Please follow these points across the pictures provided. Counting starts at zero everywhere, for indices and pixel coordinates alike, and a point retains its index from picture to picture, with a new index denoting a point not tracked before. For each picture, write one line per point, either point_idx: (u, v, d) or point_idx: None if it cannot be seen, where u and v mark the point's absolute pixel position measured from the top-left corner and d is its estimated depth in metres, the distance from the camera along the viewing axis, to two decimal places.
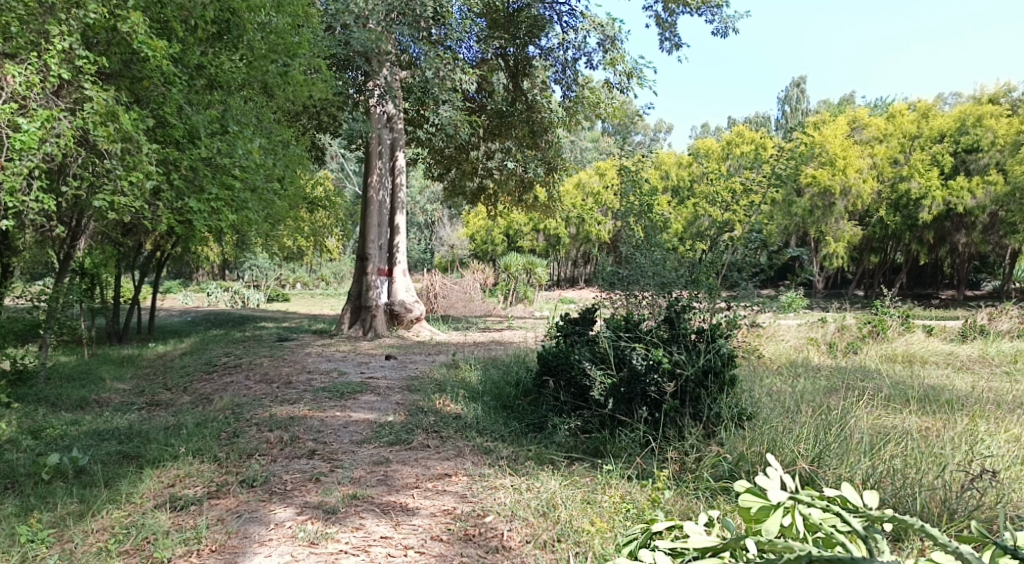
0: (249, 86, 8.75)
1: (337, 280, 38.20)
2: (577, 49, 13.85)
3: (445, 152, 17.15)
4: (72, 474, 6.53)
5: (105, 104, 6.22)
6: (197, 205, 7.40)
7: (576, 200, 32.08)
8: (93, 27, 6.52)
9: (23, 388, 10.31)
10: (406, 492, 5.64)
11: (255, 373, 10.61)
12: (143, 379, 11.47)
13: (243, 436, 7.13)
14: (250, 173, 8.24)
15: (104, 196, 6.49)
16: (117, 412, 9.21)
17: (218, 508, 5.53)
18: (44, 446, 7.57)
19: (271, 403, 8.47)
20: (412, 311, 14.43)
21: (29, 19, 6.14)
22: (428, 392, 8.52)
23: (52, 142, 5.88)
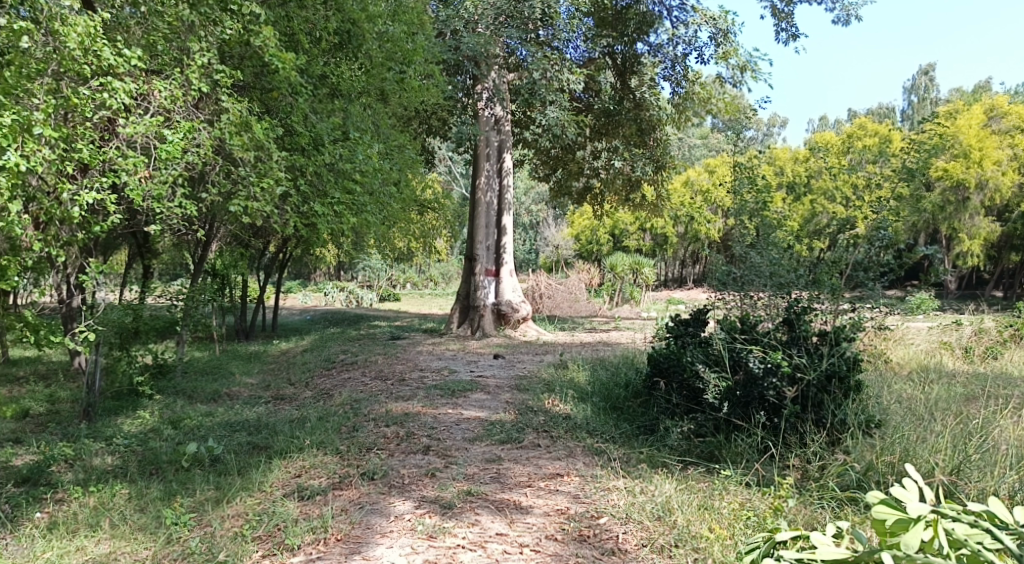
0: (368, 93, 9.08)
1: (445, 279, 38.93)
2: (688, 44, 13.61)
3: (551, 153, 17.16)
4: (208, 462, 6.99)
5: (240, 114, 6.60)
6: (320, 209, 7.76)
7: (684, 198, 31.32)
8: (229, 42, 6.95)
9: (163, 382, 11.11)
10: (519, 490, 5.70)
11: (370, 370, 11.00)
12: (268, 374, 12.06)
13: (361, 431, 7.41)
14: (370, 177, 8.47)
15: (239, 202, 6.87)
16: (246, 405, 9.75)
17: (342, 499, 5.76)
18: (182, 435, 8.13)
19: (386, 400, 8.74)
20: (519, 311, 14.49)
21: (173, 36, 6.58)
22: (538, 391, 8.57)
23: (194, 152, 6.23)
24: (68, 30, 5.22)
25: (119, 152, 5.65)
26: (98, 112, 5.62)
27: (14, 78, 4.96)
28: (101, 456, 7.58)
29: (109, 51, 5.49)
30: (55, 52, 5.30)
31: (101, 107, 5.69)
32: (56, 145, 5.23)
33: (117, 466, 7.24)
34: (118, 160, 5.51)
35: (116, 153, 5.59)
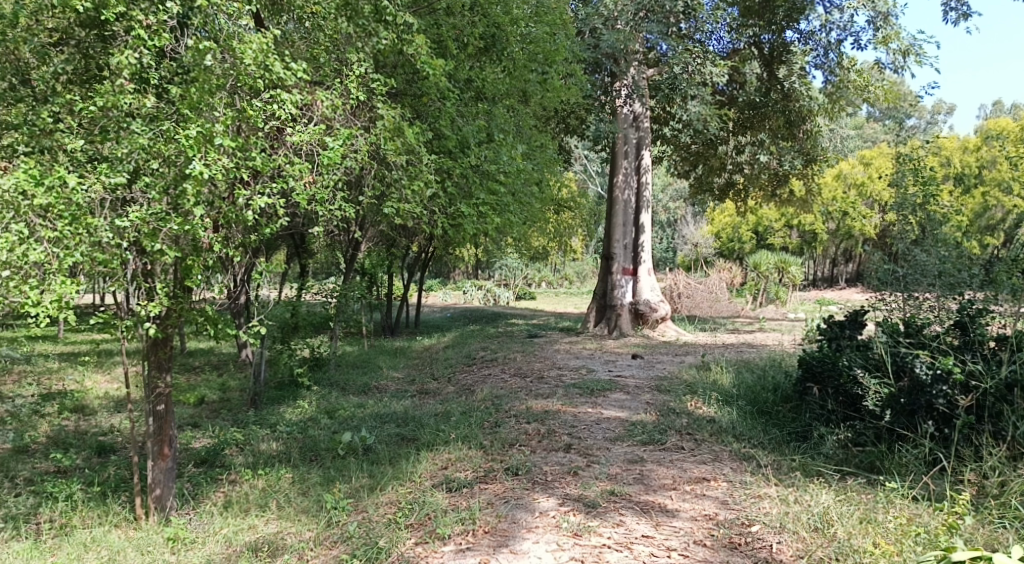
0: (511, 94, 9.26)
1: (580, 278, 38.88)
2: (843, 29, 12.93)
3: (692, 149, 16.77)
4: (361, 451, 7.36)
5: (393, 120, 6.85)
6: (467, 210, 7.97)
7: (836, 192, 29.46)
8: (383, 51, 7.29)
9: (318, 374, 11.77)
10: (664, 492, 5.62)
11: (510, 367, 11.17)
12: (413, 369, 12.51)
13: (504, 426, 7.54)
14: (513, 178, 8.66)
15: (393, 204, 7.17)
16: (394, 398, 10.17)
17: (488, 493, 5.89)
18: (337, 425, 8.59)
19: (527, 397, 8.86)
20: (657, 311, 14.26)
21: (333, 47, 6.94)
22: (680, 393, 8.40)
23: (352, 158, 6.52)
24: (244, 47, 5.64)
25: (286, 160, 6.02)
26: (268, 122, 6.02)
27: (198, 94, 5.49)
28: (267, 441, 8.16)
29: (280, 65, 5.84)
30: (232, 67, 5.73)
31: (271, 118, 6.09)
32: (234, 154, 5.68)
33: (281, 451, 7.77)
34: (286, 167, 5.88)
35: (283, 160, 5.96)
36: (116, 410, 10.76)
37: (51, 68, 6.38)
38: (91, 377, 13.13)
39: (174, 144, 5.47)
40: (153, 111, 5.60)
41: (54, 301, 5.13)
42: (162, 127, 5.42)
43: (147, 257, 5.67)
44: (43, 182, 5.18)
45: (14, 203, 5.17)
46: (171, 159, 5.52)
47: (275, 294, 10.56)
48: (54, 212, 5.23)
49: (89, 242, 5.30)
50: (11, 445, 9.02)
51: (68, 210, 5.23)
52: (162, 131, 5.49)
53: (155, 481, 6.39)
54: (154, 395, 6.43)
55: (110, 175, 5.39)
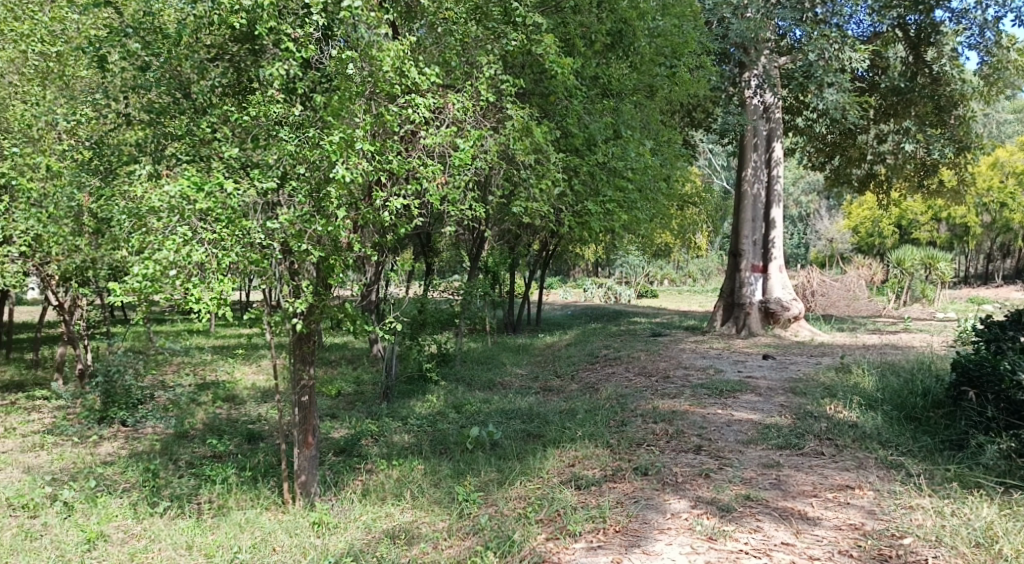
0: (638, 90, 9.18)
1: (705, 276, 37.93)
2: (1002, 5, 11.95)
3: (828, 139, 16.01)
4: (488, 446, 7.50)
5: (522, 121, 6.91)
6: (594, 207, 7.96)
7: (992, 182, 27.22)
8: (513, 52, 7.40)
9: (445, 370, 12.06)
10: (804, 499, 5.40)
11: (634, 365, 11.05)
12: (537, 366, 12.60)
13: (630, 425, 7.47)
14: (641, 174, 8.59)
15: (522, 203, 7.26)
16: (519, 394, 10.28)
17: (617, 492, 5.85)
18: (465, 420, 8.78)
19: (653, 396, 8.74)
20: (789, 309, 13.65)
21: (463, 51, 7.08)
22: (817, 395, 8.05)
23: (482, 158, 6.62)
24: (382, 54, 5.87)
25: (420, 162, 6.19)
26: (403, 126, 6.23)
27: (340, 101, 5.77)
28: (399, 433, 8.44)
29: (414, 70, 6.04)
30: (371, 74, 5.98)
31: (406, 122, 6.30)
32: (373, 158, 5.92)
33: (413, 443, 8.02)
34: (420, 169, 6.04)
35: (418, 163, 6.12)
36: (262, 399, 11.45)
37: (211, 82, 6.92)
38: (239, 368, 14.04)
39: (319, 149, 5.78)
40: (300, 120, 5.96)
41: (214, 298, 5.52)
42: (308, 134, 5.75)
43: (294, 256, 6.02)
44: (203, 188, 5.58)
45: (179, 208, 5.60)
46: (316, 164, 5.84)
47: (407, 289, 10.86)
48: (213, 216, 5.66)
49: (243, 243, 5.71)
50: (172, 430, 9.79)
51: (225, 213, 5.64)
52: (308, 138, 5.81)
53: (301, 468, 6.76)
54: (299, 386, 6.79)
55: (262, 181, 5.79)
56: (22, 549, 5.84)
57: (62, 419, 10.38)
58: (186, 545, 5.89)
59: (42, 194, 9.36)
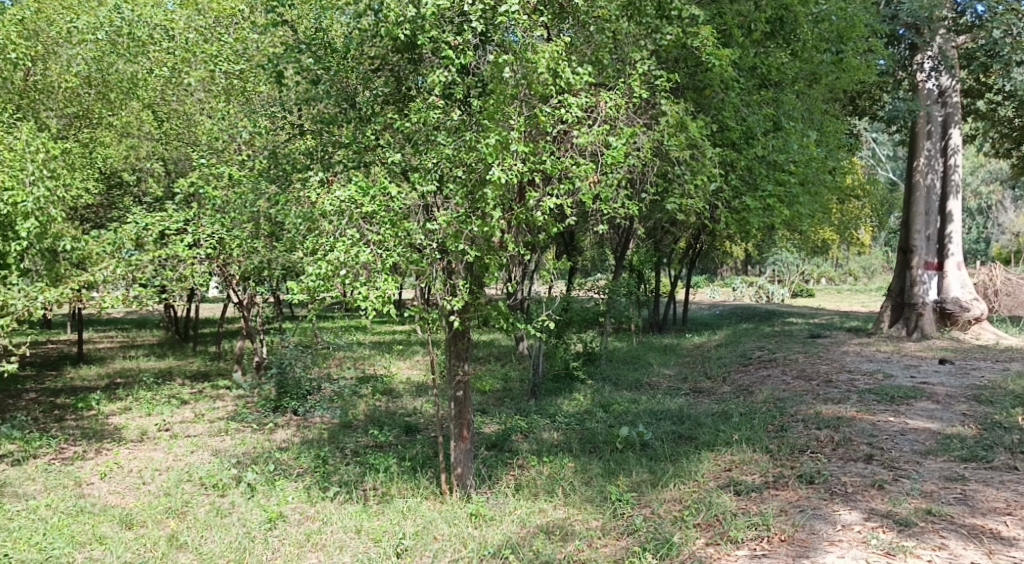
0: (800, 79, 8.78)
1: (868, 274, 35.69)
2: None
3: (1015, 123, 14.58)
4: (639, 446, 7.43)
5: (677, 116, 6.73)
6: (752, 203, 7.70)
7: None
8: (667, 47, 7.30)
9: (593, 369, 12.05)
10: (995, 517, 4.95)
11: (792, 368, 10.55)
12: (686, 367, 12.33)
13: (791, 430, 7.13)
14: (803, 167, 8.21)
15: (676, 200, 7.11)
16: (668, 395, 10.09)
17: (780, 499, 5.61)
18: (614, 419, 8.72)
19: (815, 401, 8.31)
20: (970, 310, 12.65)
21: (616, 48, 7.04)
22: (1005, 405, 7.35)
23: (635, 155, 6.50)
24: (538, 56, 5.90)
25: (573, 161, 6.15)
26: (555, 126, 6.21)
27: (495, 105, 5.88)
28: (549, 431, 8.53)
29: (569, 70, 6.06)
30: (525, 77, 6.05)
31: (559, 122, 6.32)
32: (528, 159, 6.01)
33: (562, 441, 8.07)
34: (573, 169, 6.00)
35: (571, 162, 6.11)
36: (418, 393, 11.91)
37: (374, 91, 7.33)
38: (395, 363, 14.68)
39: (474, 152, 6.02)
40: (457, 124, 6.21)
41: (379, 296, 5.78)
42: (465, 138, 6.00)
43: (452, 256, 6.22)
44: (369, 193, 5.91)
45: (348, 211, 5.97)
46: (473, 166, 6.03)
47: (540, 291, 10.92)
48: (378, 219, 5.98)
49: (405, 244, 5.98)
50: (338, 421, 10.38)
51: (388, 216, 5.95)
52: (464, 141, 6.07)
53: (458, 461, 6.96)
54: (454, 381, 6.99)
55: (423, 184, 6.04)
56: (214, 524, 6.38)
57: (242, 407, 11.29)
58: (355, 529, 6.23)
59: (226, 201, 10.21)
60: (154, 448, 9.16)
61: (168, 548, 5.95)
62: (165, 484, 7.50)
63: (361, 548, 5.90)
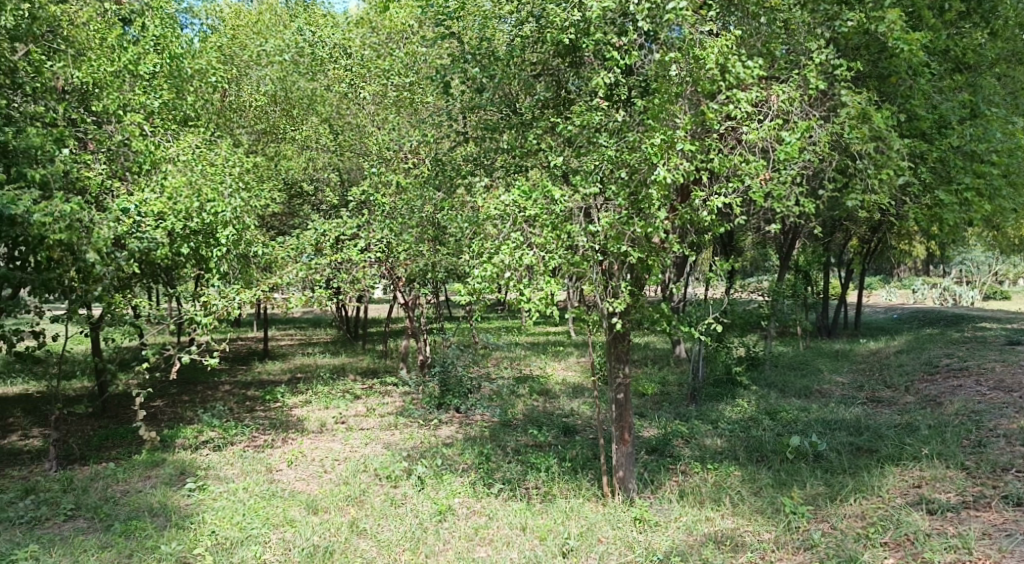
0: (1000, 61, 8.01)
1: None
2: None
3: None
4: (812, 457, 7.09)
5: (859, 106, 6.31)
6: (946, 197, 7.10)
7: None
8: (846, 34, 6.91)
9: (757, 374, 11.60)
10: None
11: (987, 378, 9.65)
12: (861, 374, 11.59)
13: (989, 447, 6.53)
14: (1006, 157, 7.48)
15: (857, 196, 6.67)
16: (843, 403, 9.53)
17: (981, 521, 5.27)
18: (782, 427, 8.35)
19: (1016, 415, 7.55)
20: None
21: (788, 38, 6.74)
22: None
23: (811, 150, 6.17)
24: (707, 51, 5.72)
25: (742, 158, 5.90)
26: (724, 123, 6.02)
27: (660, 104, 5.82)
28: (712, 437, 8.31)
29: (739, 65, 5.83)
30: (691, 73, 5.88)
31: (727, 119, 6.11)
32: (695, 157, 5.86)
33: (727, 448, 7.83)
34: (742, 166, 5.75)
35: (740, 159, 5.87)
36: (575, 394, 11.96)
37: (537, 96, 7.46)
38: (552, 364, 14.82)
39: (638, 152, 6.00)
40: (620, 125, 6.24)
41: (542, 298, 5.86)
42: (628, 139, 6.00)
43: (613, 257, 6.21)
44: (532, 196, 6.02)
45: (513, 215, 6.13)
46: (636, 166, 6.01)
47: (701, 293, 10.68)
48: (540, 222, 6.08)
49: (567, 246, 6.03)
50: (498, 419, 10.62)
51: (550, 219, 6.03)
52: (627, 142, 6.06)
53: (619, 464, 6.92)
54: (615, 384, 6.95)
55: (585, 186, 6.04)
56: (390, 513, 6.71)
57: (409, 403, 11.80)
58: (521, 526, 6.35)
59: (394, 208, 10.71)
60: (331, 439, 9.76)
61: (351, 533, 6.31)
62: (344, 473, 7.96)
63: (527, 544, 6.02)
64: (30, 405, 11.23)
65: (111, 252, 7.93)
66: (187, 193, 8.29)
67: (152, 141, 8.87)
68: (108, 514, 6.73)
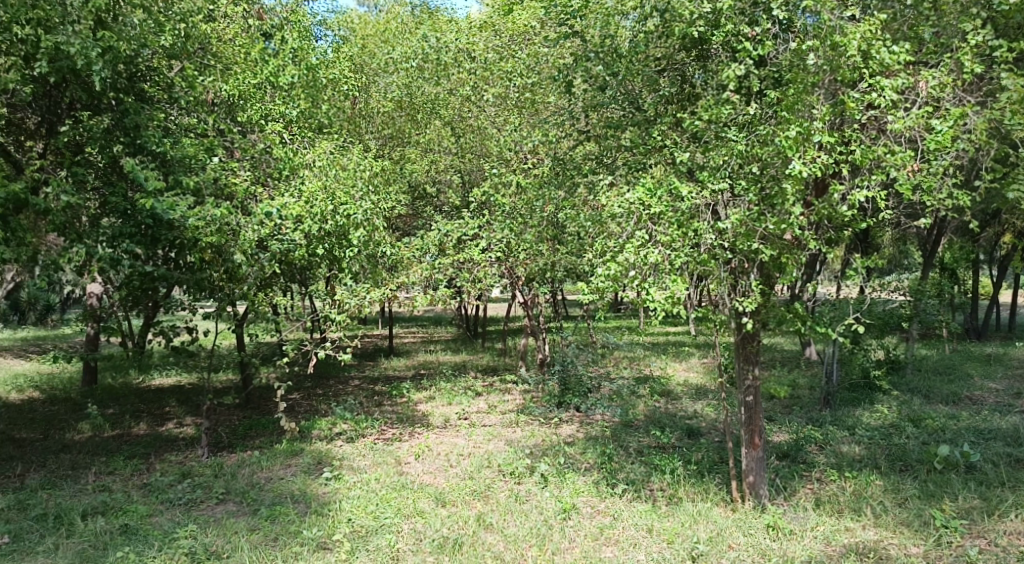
0: None
1: None
2: None
3: None
4: (963, 469, 6.71)
5: (1022, 90, 5.83)
6: None
7: None
8: (1006, 13, 6.39)
9: (898, 378, 10.96)
10: None
11: None
12: (1016, 380, 10.74)
13: None
14: None
15: (1018, 187, 6.15)
16: (997, 411, 8.87)
17: None
18: (928, 436, 7.90)
19: None
20: None
21: (939, 20, 6.31)
22: None
23: (965, 139, 5.74)
24: (848, 38, 5.45)
25: (887, 149, 5.55)
26: (866, 113, 5.69)
27: (795, 95, 5.58)
28: (849, 444, 7.93)
29: (885, 50, 5.50)
30: (830, 62, 5.63)
31: (870, 108, 5.79)
32: (835, 149, 5.58)
33: (866, 456, 7.47)
34: (887, 157, 5.41)
35: (885, 150, 5.53)
36: (698, 396, 11.69)
37: (661, 92, 7.33)
38: (673, 365, 14.55)
39: (771, 146, 5.77)
40: (751, 119, 6.05)
41: (668, 297, 5.74)
42: (759, 132, 5.79)
43: (743, 255, 6.02)
44: (657, 193, 5.93)
45: (638, 213, 6.10)
46: (769, 161, 5.81)
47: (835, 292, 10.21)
48: (665, 219, 5.98)
49: (694, 244, 5.88)
50: (619, 419, 10.53)
51: (675, 216, 5.91)
52: (759, 136, 5.85)
53: (749, 469, 6.69)
54: (743, 386, 6.74)
55: (714, 182, 5.88)
56: (514, 509, 6.77)
57: (529, 401, 11.89)
58: (647, 528, 6.27)
59: (514, 208, 10.79)
60: (456, 434, 9.97)
61: (478, 526, 6.42)
62: (469, 468, 8.10)
63: (654, 547, 5.93)
64: (182, 395, 12.09)
65: (255, 254, 8.45)
66: (322, 197, 8.65)
67: (291, 148, 9.33)
68: (255, 498, 7.15)
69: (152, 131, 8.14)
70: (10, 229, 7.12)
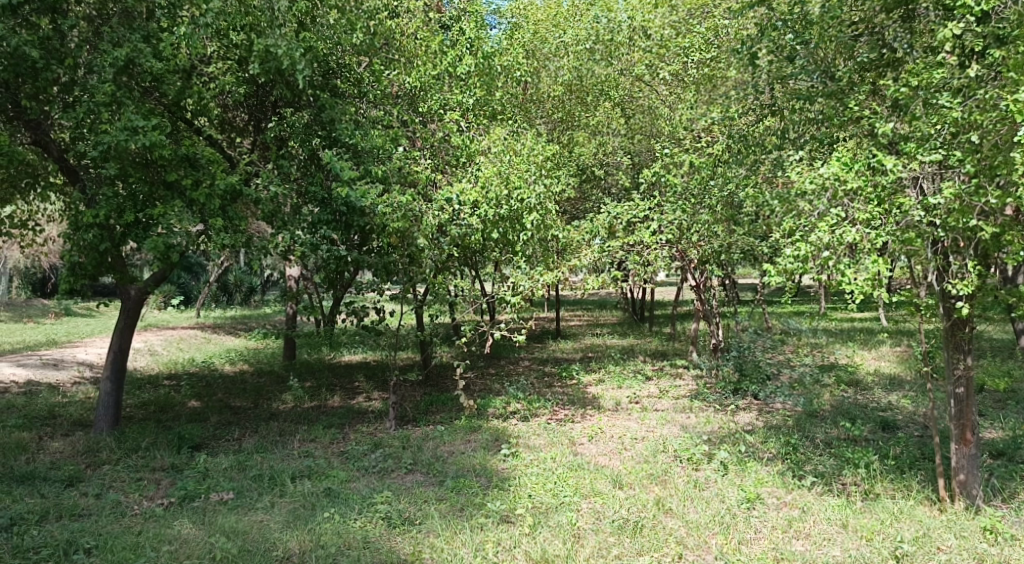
0: None
1: None
2: None
3: None
4: None
5: None
6: None
7: None
8: None
9: None
10: None
11: None
12: None
13: None
14: None
15: None
16: None
17: None
18: None
19: None
20: None
21: None
22: None
23: None
24: None
25: None
26: None
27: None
28: None
29: None
30: None
31: None
32: None
33: None
34: None
35: None
36: (892, 387, 10.87)
37: (858, 58, 6.80)
38: (860, 354, 13.61)
39: (992, 112, 5.21)
40: (967, 83, 5.48)
41: (868, 279, 5.33)
42: (980, 96, 5.23)
43: (956, 234, 5.47)
44: (854, 167, 5.53)
45: (832, 189, 5.68)
46: (991, 129, 5.23)
47: None
48: (864, 196, 5.56)
49: (897, 223, 5.43)
50: (802, 409, 10.00)
51: (875, 191, 5.50)
52: (979, 101, 5.29)
53: (959, 467, 6.12)
54: (953, 376, 6.16)
55: (923, 153, 5.40)
56: (695, 496, 6.61)
57: (703, 386, 11.58)
58: (842, 523, 5.94)
59: (687, 188, 10.43)
60: (628, 418, 9.90)
61: (658, 510, 6.34)
62: (645, 451, 8.02)
63: (851, 543, 5.63)
64: (369, 371, 12.82)
65: (436, 238, 8.79)
66: (498, 182, 8.78)
67: (468, 135, 9.51)
68: (440, 471, 7.46)
69: (345, 123, 8.63)
70: (227, 218, 7.84)
